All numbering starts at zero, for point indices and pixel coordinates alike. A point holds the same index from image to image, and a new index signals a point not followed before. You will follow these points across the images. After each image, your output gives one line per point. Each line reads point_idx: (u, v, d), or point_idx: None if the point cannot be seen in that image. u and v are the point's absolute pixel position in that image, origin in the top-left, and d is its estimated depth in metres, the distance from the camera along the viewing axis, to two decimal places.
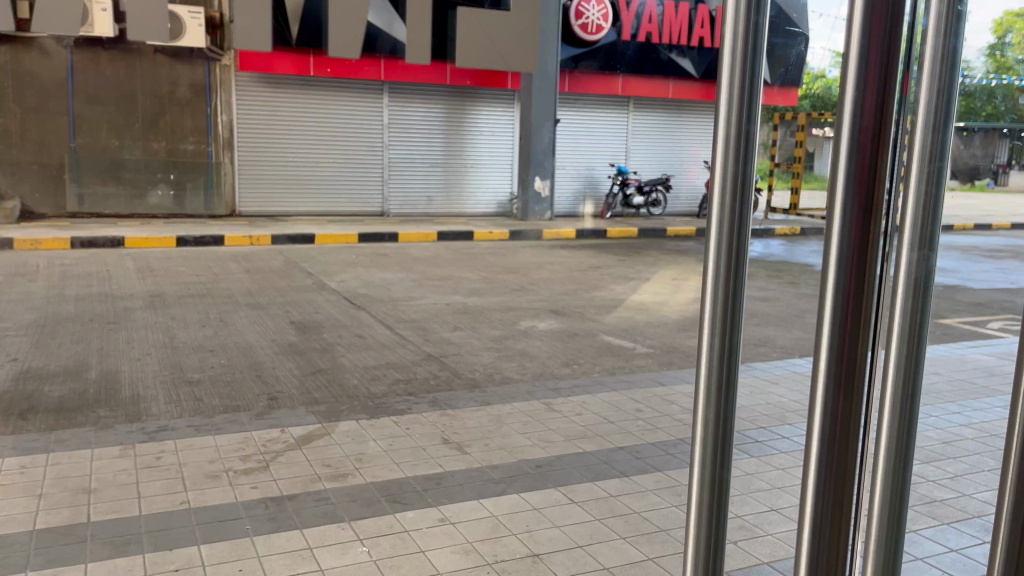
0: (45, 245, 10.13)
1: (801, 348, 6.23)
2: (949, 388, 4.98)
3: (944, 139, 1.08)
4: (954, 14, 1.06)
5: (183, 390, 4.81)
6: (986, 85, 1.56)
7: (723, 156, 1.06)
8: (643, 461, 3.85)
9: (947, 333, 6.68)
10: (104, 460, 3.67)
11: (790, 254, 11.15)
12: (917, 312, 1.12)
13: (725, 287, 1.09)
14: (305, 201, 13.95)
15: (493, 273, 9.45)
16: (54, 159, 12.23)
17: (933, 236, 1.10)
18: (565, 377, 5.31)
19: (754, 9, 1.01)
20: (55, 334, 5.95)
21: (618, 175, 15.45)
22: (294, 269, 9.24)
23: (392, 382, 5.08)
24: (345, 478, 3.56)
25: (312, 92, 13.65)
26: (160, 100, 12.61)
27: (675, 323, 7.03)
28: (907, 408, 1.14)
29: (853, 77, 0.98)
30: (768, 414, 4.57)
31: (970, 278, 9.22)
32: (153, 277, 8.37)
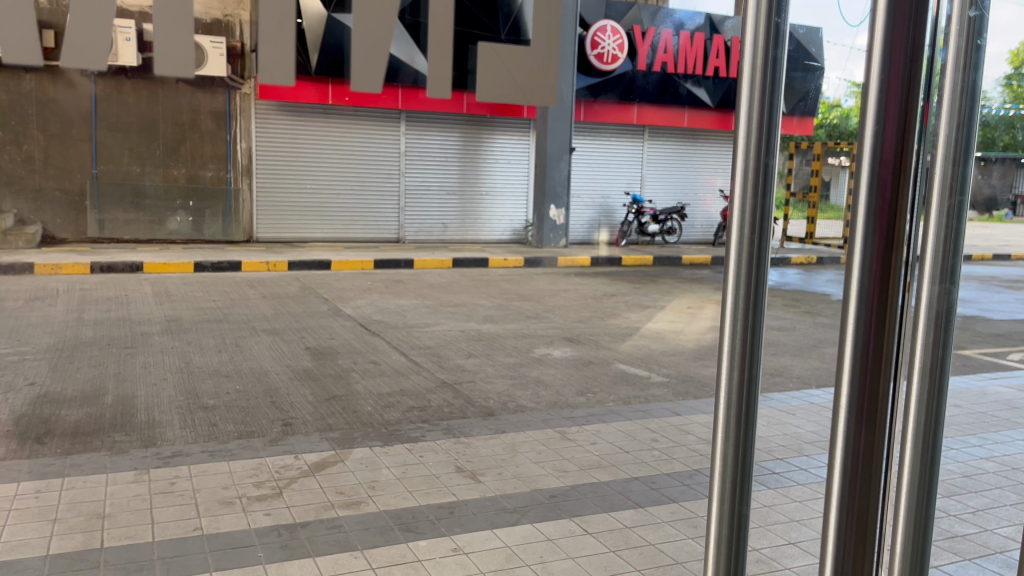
0: (64, 270, 10.23)
1: (819, 378, 6.17)
2: (970, 420, 4.91)
3: (964, 172, 1.08)
4: (973, 49, 1.06)
5: (199, 415, 4.83)
6: (998, 114, 1.65)
7: (743, 189, 1.06)
8: (658, 492, 3.81)
9: (967, 364, 6.60)
10: (119, 485, 3.67)
11: (806, 283, 11.12)
12: (940, 345, 1.12)
13: (745, 317, 1.09)
14: (322, 227, 14.08)
15: (508, 300, 9.46)
16: (76, 185, 12.40)
17: (953, 269, 1.10)
18: (580, 406, 5.27)
19: (772, 43, 1.02)
20: (73, 358, 5.99)
21: (633, 204, 15.50)
22: (310, 295, 9.28)
23: (407, 409, 5.07)
24: (358, 506, 3.54)
25: (330, 120, 13.80)
26: (181, 128, 12.77)
27: (690, 351, 7.00)
28: (929, 440, 1.13)
29: (873, 109, 0.98)
30: (785, 445, 4.52)
31: (989, 309, 9.15)
32: (170, 302, 8.43)
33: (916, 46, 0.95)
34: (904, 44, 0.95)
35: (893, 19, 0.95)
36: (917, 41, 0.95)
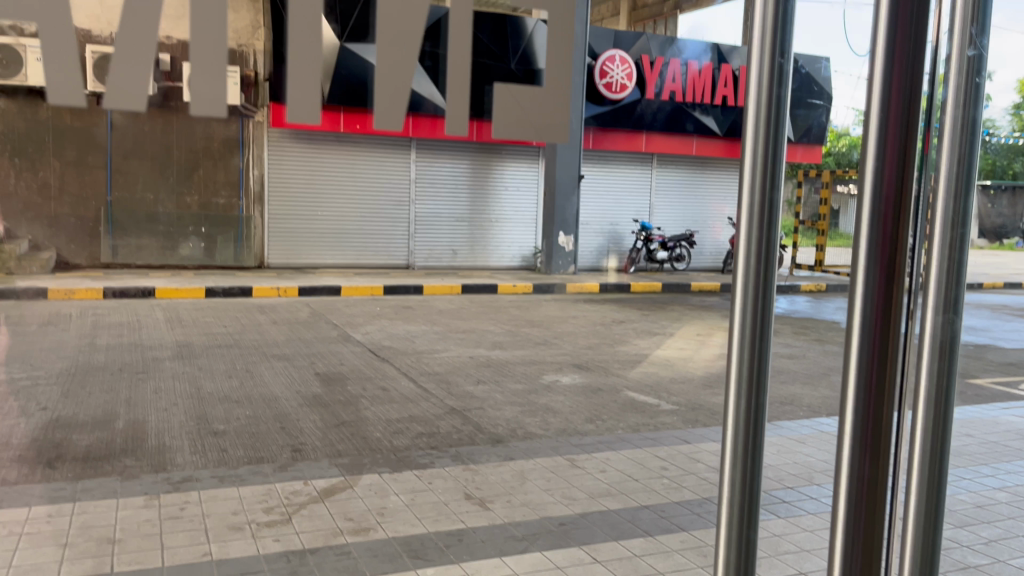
0: (78, 295, 10.32)
1: (828, 407, 6.14)
2: (982, 450, 4.88)
3: (965, 206, 1.10)
4: (973, 86, 1.09)
5: (209, 440, 4.84)
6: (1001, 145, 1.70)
7: (747, 220, 1.08)
8: (668, 521, 3.80)
9: (978, 393, 6.56)
10: (129, 510, 3.69)
11: (816, 311, 11.10)
12: (943, 376, 1.14)
13: (750, 348, 1.11)
14: (334, 254, 14.20)
15: (516, 326, 9.47)
16: (90, 212, 12.52)
17: (957, 300, 1.12)
18: (588, 433, 5.26)
19: (776, 83, 1.05)
20: (85, 383, 6.03)
21: (641, 231, 15.58)
22: (320, 320, 9.32)
23: (415, 436, 5.07)
24: (367, 533, 3.54)
25: (341, 148, 13.93)
26: (195, 155, 12.90)
27: (700, 379, 6.99)
28: (935, 470, 1.15)
29: (874, 148, 1.00)
30: (795, 473, 4.50)
31: (1000, 337, 9.11)
32: (181, 328, 8.48)
33: (915, 83, 0.98)
34: (903, 78, 0.98)
35: (893, 57, 0.98)
36: (915, 80, 0.98)
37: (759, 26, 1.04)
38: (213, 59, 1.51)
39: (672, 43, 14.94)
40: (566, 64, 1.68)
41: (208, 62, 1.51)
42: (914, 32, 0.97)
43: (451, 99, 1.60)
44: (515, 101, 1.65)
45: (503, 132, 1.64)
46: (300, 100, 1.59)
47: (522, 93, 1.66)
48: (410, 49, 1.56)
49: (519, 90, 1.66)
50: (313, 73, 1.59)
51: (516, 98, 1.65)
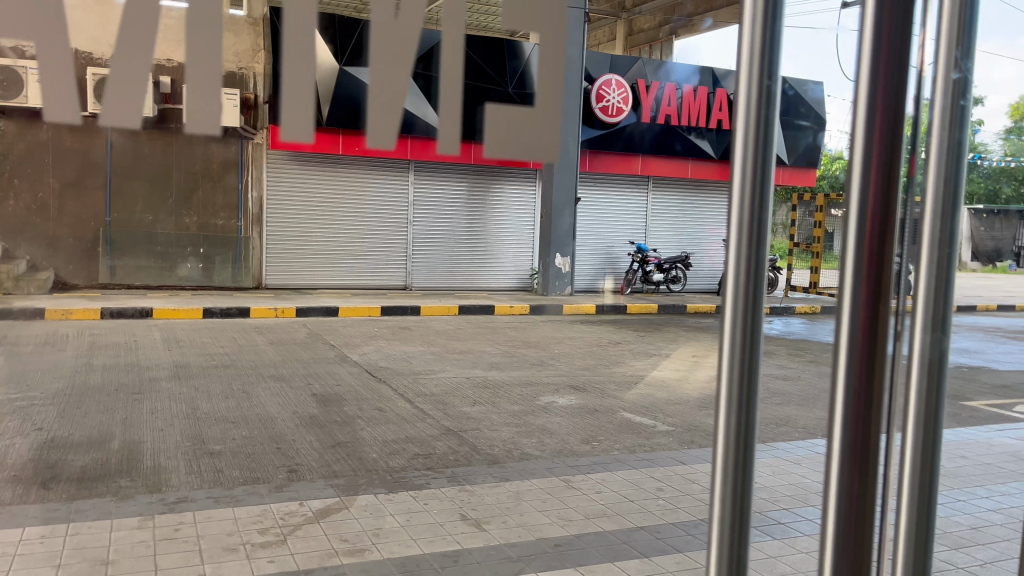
0: (75, 315, 10.32)
1: (824, 429, 6.15)
2: (977, 471, 4.89)
3: (951, 226, 1.13)
4: (957, 110, 1.12)
5: (204, 461, 4.84)
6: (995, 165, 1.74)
7: (737, 241, 1.12)
8: (663, 542, 3.80)
9: (973, 415, 6.58)
10: (124, 531, 3.68)
11: (812, 333, 11.14)
12: (931, 393, 1.16)
13: (741, 366, 1.13)
14: (332, 275, 14.23)
15: (513, 347, 9.48)
16: (89, 232, 12.55)
17: (945, 318, 1.14)
18: (584, 454, 5.26)
19: (764, 105, 1.08)
20: (81, 404, 6.02)
21: (638, 253, 15.66)
22: (318, 341, 9.33)
23: (411, 457, 5.07)
24: (362, 554, 3.54)
25: (338, 169, 13.99)
26: (195, 177, 12.95)
27: (695, 400, 6.99)
28: (924, 487, 1.17)
29: (859, 169, 1.04)
30: (790, 495, 4.51)
31: (995, 360, 9.15)
32: (179, 348, 8.48)
33: (899, 106, 1.01)
34: (887, 101, 1.01)
35: (876, 82, 1.01)
36: (899, 103, 1.01)
37: (748, 50, 1.08)
38: (207, 78, 1.53)
39: (664, 68, 15.20)
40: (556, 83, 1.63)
41: (202, 80, 1.53)
42: (897, 57, 1.01)
43: (443, 117, 1.57)
44: (510, 122, 1.62)
45: (497, 152, 1.62)
46: (292, 118, 1.64)
47: (517, 113, 1.63)
48: (401, 72, 1.54)
49: (514, 111, 1.63)
50: (305, 93, 1.65)
51: (512, 120, 1.62)
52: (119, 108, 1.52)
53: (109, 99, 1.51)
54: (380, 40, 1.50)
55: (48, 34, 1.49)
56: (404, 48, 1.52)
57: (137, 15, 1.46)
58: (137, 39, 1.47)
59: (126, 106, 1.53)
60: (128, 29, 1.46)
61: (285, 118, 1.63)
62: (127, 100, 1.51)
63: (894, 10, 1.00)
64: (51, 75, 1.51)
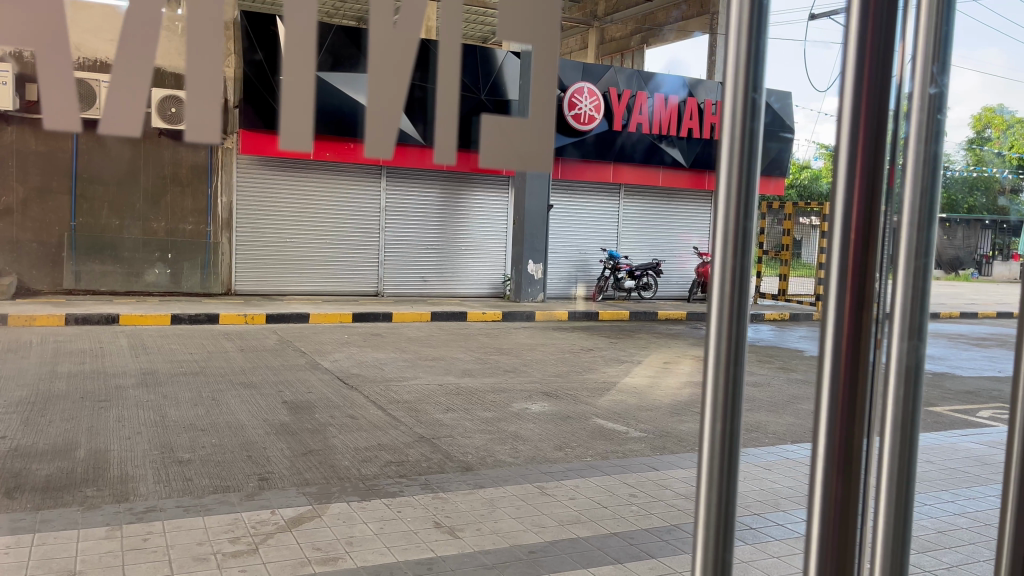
0: (38, 321, 10.11)
1: (793, 434, 6.23)
2: (942, 476, 4.99)
3: (928, 237, 1.16)
4: (933, 122, 1.15)
5: (173, 469, 4.77)
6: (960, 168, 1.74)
7: (722, 249, 1.13)
8: (637, 548, 3.81)
9: (938, 421, 6.70)
10: (90, 541, 3.61)
11: (781, 340, 11.28)
12: (909, 401, 1.18)
13: (726, 372, 1.14)
14: (304, 281, 14.11)
15: (486, 354, 9.46)
16: (53, 237, 12.29)
17: (921, 327, 1.17)
18: (558, 461, 5.27)
19: (749, 114, 1.10)
20: (45, 412, 5.90)
21: (609, 260, 15.74)
22: (288, 348, 9.24)
23: (384, 464, 5.03)
24: (335, 562, 3.51)
25: (309, 174, 13.88)
26: (163, 181, 12.78)
27: (667, 406, 7.03)
28: (901, 495, 1.20)
29: (843, 178, 1.06)
30: (761, 500, 4.55)
31: (958, 366, 9.34)
32: (146, 355, 8.35)
33: (881, 121, 1.04)
34: (870, 112, 1.04)
35: (860, 95, 1.04)
36: (881, 115, 1.04)
37: (734, 63, 1.10)
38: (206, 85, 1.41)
39: (640, 77, 15.40)
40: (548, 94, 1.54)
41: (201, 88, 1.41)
42: (880, 64, 1.03)
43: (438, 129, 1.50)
44: (503, 129, 1.52)
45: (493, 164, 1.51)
46: (292, 123, 1.48)
47: (510, 122, 1.53)
48: (401, 81, 1.47)
49: (506, 119, 1.53)
50: (307, 99, 1.47)
51: (505, 128, 1.52)
52: (119, 118, 1.40)
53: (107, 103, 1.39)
54: (379, 49, 1.45)
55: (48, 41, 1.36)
56: (402, 58, 1.46)
57: (137, 30, 1.38)
58: (135, 49, 1.38)
59: (125, 117, 1.40)
60: (128, 40, 1.38)
61: (285, 127, 1.47)
62: (124, 108, 1.40)
63: (877, 25, 1.02)
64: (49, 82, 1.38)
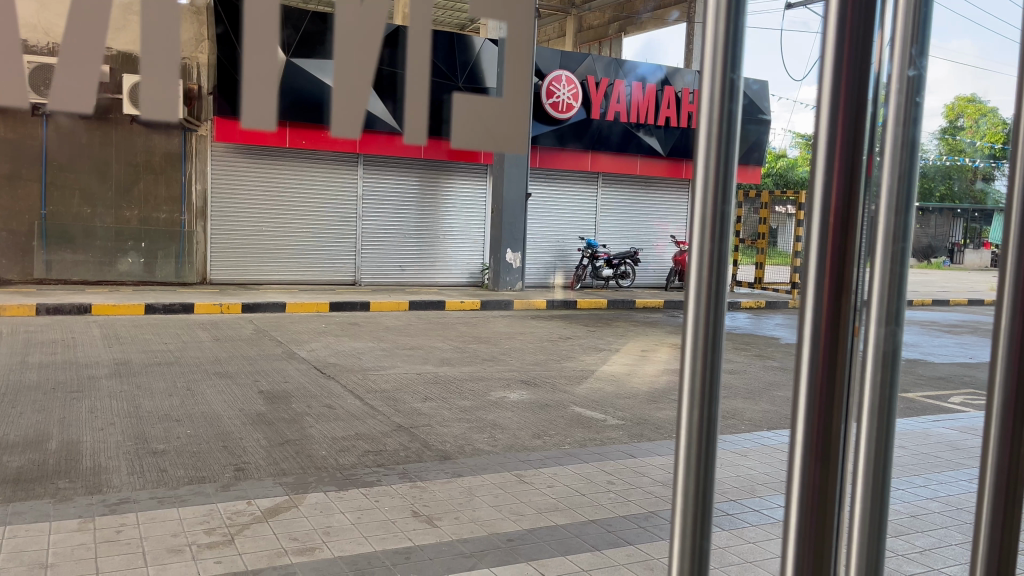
0: (9, 312, 9.95)
1: (769, 421, 6.28)
2: (915, 461, 5.06)
3: (905, 223, 1.15)
4: (912, 106, 1.15)
5: (148, 460, 4.72)
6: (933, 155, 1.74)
7: (701, 232, 1.12)
8: (615, 535, 3.82)
9: (910, 406, 6.80)
10: (62, 534, 3.55)
11: (757, 327, 11.40)
12: (886, 387, 1.19)
13: (704, 358, 1.14)
14: (279, 270, 13.99)
15: (464, 343, 9.45)
16: (23, 226, 12.10)
17: (897, 313, 1.17)
18: (537, 449, 5.28)
19: (728, 97, 1.09)
20: (16, 403, 5.81)
21: (587, 248, 15.76)
22: (264, 337, 9.16)
23: (362, 454, 5.01)
24: (312, 552, 3.48)
25: (285, 162, 13.74)
26: (135, 169, 12.62)
27: (644, 394, 7.07)
28: (878, 478, 1.20)
29: (823, 162, 1.05)
30: (738, 486, 4.59)
31: (930, 352, 9.49)
32: (120, 345, 8.24)
33: (860, 102, 1.03)
34: (849, 99, 1.03)
35: (840, 78, 1.03)
36: (860, 100, 1.03)
37: (712, 43, 1.08)
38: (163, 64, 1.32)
39: (617, 65, 15.32)
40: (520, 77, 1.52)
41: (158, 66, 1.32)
42: (860, 43, 1.02)
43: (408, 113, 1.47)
44: (475, 110, 1.50)
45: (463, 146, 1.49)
46: (254, 106, 1.42)
47: (482, 102, 1.50)
48: (368, 63, 1.43)
49: (479, 100, 1.51)
50: (271, 80, 1.42)
51: (479, 110, 1.50)
52: (68, 93, 1.32)
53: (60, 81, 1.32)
54: (345, 32, 1.42)
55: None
56: (369, 40, 1.43)
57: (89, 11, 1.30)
58: (88, 28, 1.31)
59: (76, 96, 1.32)
60: (80, 20, 1.31)
61: (247, 109, 1.42)
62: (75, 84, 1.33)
63: (856, 11, 1.02)
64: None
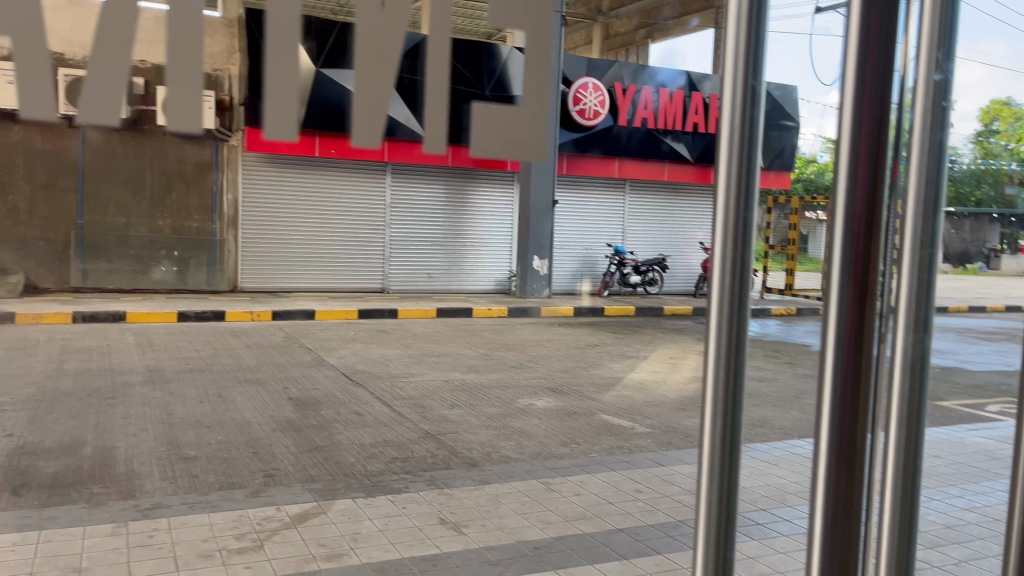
0: (46, 319, 10.16)
1: (800, 430, 6.19)
2: (952, 471, 4.96)
3: (933, 228, 1.14)
4: (939, 111, 1.13)
5: (179, 466, 4.78)
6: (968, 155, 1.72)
7: (723, 243, 1.11)
8: (643, 543, 3.80)
9: (946, 415, 6.66)
10: (97, 538, 3.61)
11: (788, 335, 11.28)
12: (915, 395, 1.17)
13: (726, 365, 1.13)
14: (308, 278, 14.12)
15: (491, 350, 9.45)
16: (60, 235, 12.37)
17: (927, 319, 1.16)
18: (565, 456, 5.27)
19: (749, 103, 1.08)
20: (52, 409, 5.91)
21: (615, 255, 15.69)
22: (294, 345, 9.24)
23: (389, 460, 5.04)
24: (340, 559, 3.50)
25: (315, 171, 13.89)
26: (168, 178, 12.85)
27: (673, 402, 7.02)
28: (908, 486, 1.18)
29: (845, 166, 1.04)
30: (769, 495, 4.53)
31: (967, 360, 9.31)
32: (153, 353, 8.36)
33: (883, 109, 1.03)
34: (872, 107, 1.02)
35: (863, 80, 1.02)
36: (883, 107, 1.03)
37: (733, 51, 1.08)
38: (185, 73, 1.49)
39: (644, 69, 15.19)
40: (542, 87, 1.55)
41: (180, 76, 1.49)
42: (883, 40, 1.01)
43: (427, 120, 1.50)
44: (493, 118, 1.55)
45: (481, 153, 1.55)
46: (276, 116, 1.52)
47: (500, 110, 1.56)
48: (385, 73, 1.49)
49: (498, 109, 1.56)
50: (289, 91, 1.52)
51: (497, 117, 1.55)
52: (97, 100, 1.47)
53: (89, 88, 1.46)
54: (366, 39, 1.47)
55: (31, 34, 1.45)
56: (388, 53, 1.48)
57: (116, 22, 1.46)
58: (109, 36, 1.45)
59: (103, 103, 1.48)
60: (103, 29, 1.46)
61: (268, 118, 1.52)
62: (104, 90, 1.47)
63: (879, 18, 1.01)
64: (28, 72, 1.48)
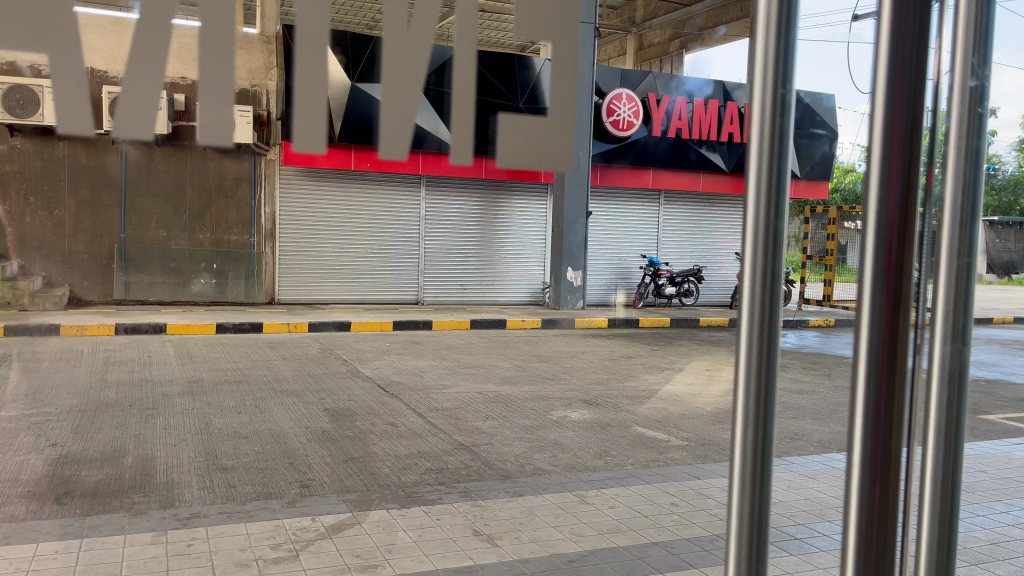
0: (90, 331, 10.38)
1: (839, 444, 6.08)
2: (997, 486, 4.83)
3: (971, 236, 1.12)
4: (975, 117, 1.11)
5: (217, 476, 4.84)
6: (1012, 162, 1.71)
7: (752, 255, 1.11)
8: (678, 557, 3.76)
9: (991, 429, 6.49)
10: (136, 547, 3.68)
11: (826, 346, 11.10)
12: (954, 406, 1.14)
13: (757, 376, 1.12)
14: (343, 290, 14.27)
15: (525, 362, 9.43)
16: (104, 249, 12.66)
17: (965, 329, 1.13)
18: (599, 469, 5.24)
19: (779, 112, 1.08)
20: (95, 420, 6.03)
21: (649, 266, 15.60)
22: (330, 356, 9.33)
23: (424, 472, 5.05)
24: (374, 570, 3.52)
25: (351, 184, 14.04)
26: (207, 193, 13.08)
27: (709, 415, 6.94)
28: (947, 500, 1.16)
29: (877, 171, 1.03)
30: (806, 510, 4.46)
31: (1011, 372, 9.08)
32: (192, 364, 8.50)
33: (915, 114, 1.01)
34: (905, 112, 1.01)
35: (894, 85, 1.01)
36: (915, 114, 1.01)
37: (762, 59, 1.07)
38: (219, 91, 1.53)
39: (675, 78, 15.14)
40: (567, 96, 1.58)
41: (216, 93, 1.53)
42: (914, 43, 1.00)
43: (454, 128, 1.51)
44: (519, 127, 1.57)
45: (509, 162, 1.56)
46: (305, 129, 1.54)
47: (530, 123, 1.58)
48: (412, 86, 1.53)
49: (525, 120, 1.58)
50: (317, 106, 1.56)
51: (524, 126, 1.58)
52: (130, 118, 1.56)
53: (123, 111, 1.55)
54: (393, 52, 1.51)
55: (67, 55, 1.52)
56: (413, 64, 1.52)
57: (149, 38, 1.50)
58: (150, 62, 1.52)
59: (138, 120, 1.56)
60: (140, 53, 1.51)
61: (298, 132, 1.53)
62: (141, 111, 1.55)
63: (911, 21, 1.00)
64: (61, 90, 1.53)
